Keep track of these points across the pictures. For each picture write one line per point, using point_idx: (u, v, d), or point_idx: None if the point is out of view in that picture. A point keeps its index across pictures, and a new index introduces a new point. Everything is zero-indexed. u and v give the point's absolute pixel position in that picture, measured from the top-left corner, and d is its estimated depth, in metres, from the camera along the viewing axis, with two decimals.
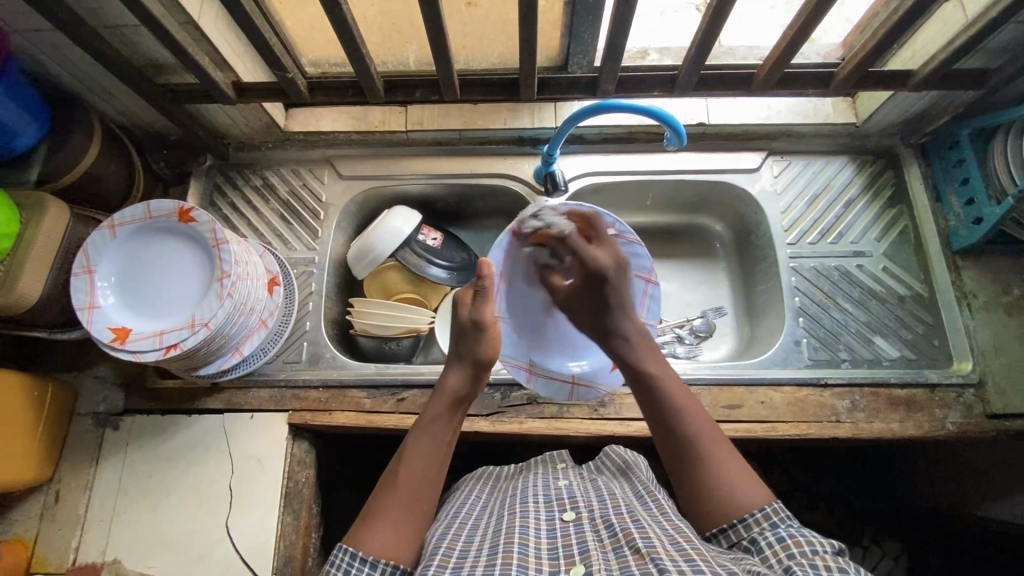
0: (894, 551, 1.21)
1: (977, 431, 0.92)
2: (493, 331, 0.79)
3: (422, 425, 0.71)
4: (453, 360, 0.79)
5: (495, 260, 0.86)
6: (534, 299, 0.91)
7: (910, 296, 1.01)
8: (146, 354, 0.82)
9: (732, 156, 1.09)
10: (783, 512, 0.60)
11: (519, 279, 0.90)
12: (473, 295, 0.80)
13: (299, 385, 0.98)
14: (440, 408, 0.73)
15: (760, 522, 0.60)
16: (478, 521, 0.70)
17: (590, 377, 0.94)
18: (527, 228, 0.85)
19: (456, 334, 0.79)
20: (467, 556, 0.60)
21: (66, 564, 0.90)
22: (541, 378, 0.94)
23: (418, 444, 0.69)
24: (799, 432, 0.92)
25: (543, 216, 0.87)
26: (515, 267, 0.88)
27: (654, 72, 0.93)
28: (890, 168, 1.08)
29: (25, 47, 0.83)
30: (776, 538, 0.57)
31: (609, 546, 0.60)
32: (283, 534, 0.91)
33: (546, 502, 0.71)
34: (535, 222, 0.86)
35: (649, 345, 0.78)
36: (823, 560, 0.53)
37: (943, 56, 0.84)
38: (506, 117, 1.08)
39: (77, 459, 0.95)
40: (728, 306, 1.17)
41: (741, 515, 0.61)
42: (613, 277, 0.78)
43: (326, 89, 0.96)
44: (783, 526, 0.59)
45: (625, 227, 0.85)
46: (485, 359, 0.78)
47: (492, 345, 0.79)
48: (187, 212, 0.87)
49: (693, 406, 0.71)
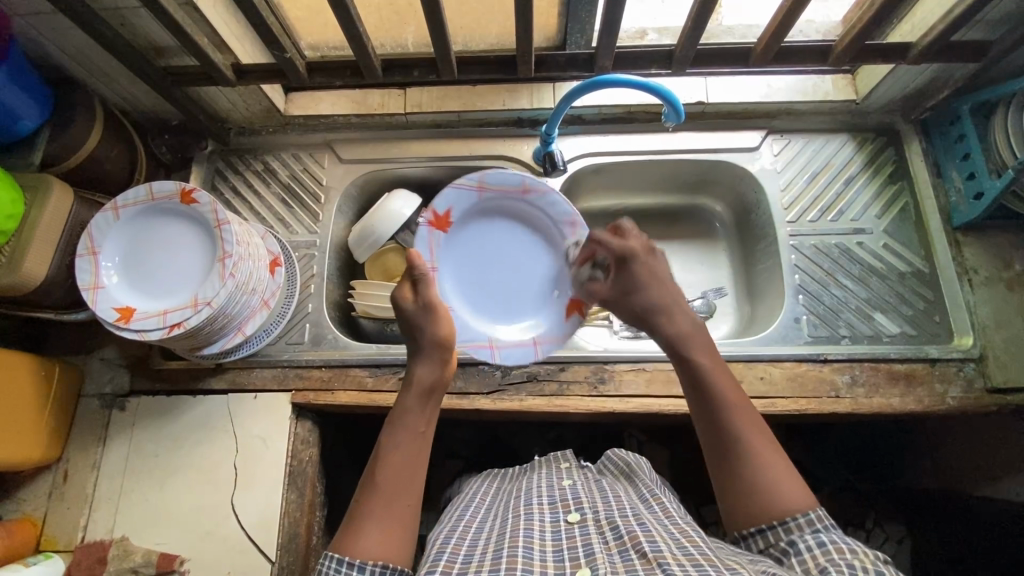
0: (897, 534, 1.20)
1: (978, 405, 0.92)
2: (444, 311, 0.80)
3: (394, 426, 0.70)
4: (415, 353, 0.78)
5: (425, 250, 0.97)
6: (470, 270, 1.01)
7: (910, 273, 1.01)
8: (150, 333, 0.83)
9: (731, 135, 1.09)
10: (827, 521, 0.59)
11: (456, 258, 1.00)
12: (412, 286, 0.81)
13: (302, 365, 0.99)
14: (410, 401, 0.72)
15: (803, 527, 0.59)
16: (483, 524, 0.71)
17: (551, 335, 0.99)
18: (441, 214, 0.97)
19: (407, 323, 0.80)
20: (471, 561, 0.61)
21: (74, 541, 0.92)
22: (504, 348, 0.97)
23: (394, 442, 0.69)
24: (799, 407, 0.92)
25: (454, 198, 0.97)
26: (449, 250, 0.99)
27: (651, 49, 0.93)
28: (891, 145, 1.08)
29: (27, 31, 0.84)
30: (816, 543, 0.57)
31: (614, 548, 0.60)
32: (288, 511, 0.92)
33: (551, 504, 0.72)
34: (449, 205, 0.97)
35: (701, 333, 0.74)
36: (861, 564, 0.53)
37: (941, 28, 0.83)
38: (505, 99, 1.08)
39: (85, 439, 0.96)
40: (728, 286, 1.17)
41: (782, 516, 0.61)
42: (640, 259, 0.81)
43: (325, 70, 0.96)
44: (825, 532, 0.58)
45: (534, 180, 0.99)
46: (444, 338, 0.78)
47: (447, 324, 0.79)
48: (189, 193, 0.88)
49: (743, 399, 0.69)
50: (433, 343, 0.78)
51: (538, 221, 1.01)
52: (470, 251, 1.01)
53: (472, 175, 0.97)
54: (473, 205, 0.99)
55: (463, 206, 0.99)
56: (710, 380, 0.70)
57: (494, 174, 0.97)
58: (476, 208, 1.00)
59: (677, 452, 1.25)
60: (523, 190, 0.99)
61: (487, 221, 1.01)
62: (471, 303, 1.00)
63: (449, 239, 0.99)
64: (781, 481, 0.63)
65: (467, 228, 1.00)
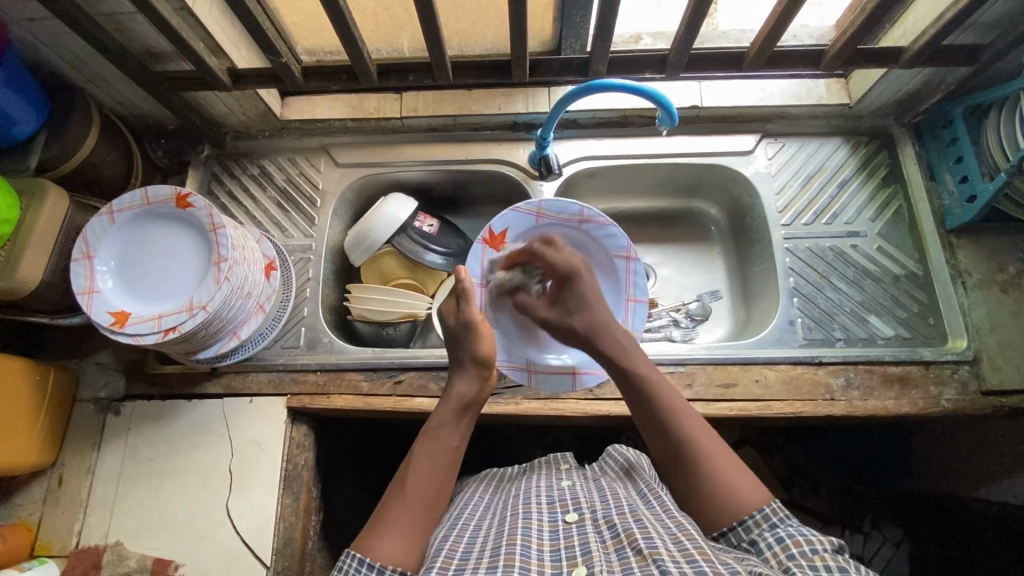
0: (895, 537, 1.24)
1: (972, 408, 0.92)
2: (483, 329, 0.85)
3: (429, 433, 0.74)
4: (456, 367, 0.83)
5: (476, 269, 0.97)
6: None
7: (904, 275, 1.02)
8: (145, 337, 0.83)
9: (725, 139, 1.09)
10: (782, 512, 0.62)
11: (500, 280, 1.00)
12: (454, 303, 0.86)
13: (297, 369, 0.99)
14: (447, 414, 0.76)
15: (760, 523, 0.61)
16: (482, 522, 0.71)
17: (592, 364, 0.97)
18: (497, 233, 0.97)
19: (451, 339, 0.85)
20: (469, 559, 0.61)
21: (69, 547, 0.91)
22: (543, 372, 0.97)
23: (426, 450, 0.73)
24: (794, 410, 0.92)
25: (511, 220, 0.97)
26: (497, 271, 0.99)
27: (645, 54, 0.94)
28: (884, 149, 1.09)
29: (23, 36, 0.84)
30: (775, 538, 0.59)
31: (612, 547, 0.61)
32: (282, 516, 0.92)
33: (549, 504, 0.72)
34: (506, 225, 0.97)
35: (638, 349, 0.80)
36: (823, 561, 0.54)
37: (932, 32, 0.84)
38: (500, 103, 1.09)
39: (80, 444, 0.96)
40: (723, 289, 1.17)
41: (740, 516, 0.63)
42: (582, 275, 0.87)
43: (320, 75, 0.97)
44: (782, 526, 0.60)
45: (593, 211, 0.95)
46: (485, 357, 0.83)
47: (487, 342, 0.84)
48: (184, 197, 0.88)
49: (686, 408, 0.73)
50: (473, 359, 0.82)
51: (593, 251, 0.99)
52: None
53: (532, 201, 0.95)
54: (530, 230, 0.98)
55: (521, 228, 0.98)
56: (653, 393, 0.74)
57: (554, 203, 0.95)
58: (532, 231, 0.98)
59: None
60: (581, 219, 0.96)
61: None
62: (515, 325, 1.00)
63: (499, 259, 0.99)
64: (728, 476, 0.66)
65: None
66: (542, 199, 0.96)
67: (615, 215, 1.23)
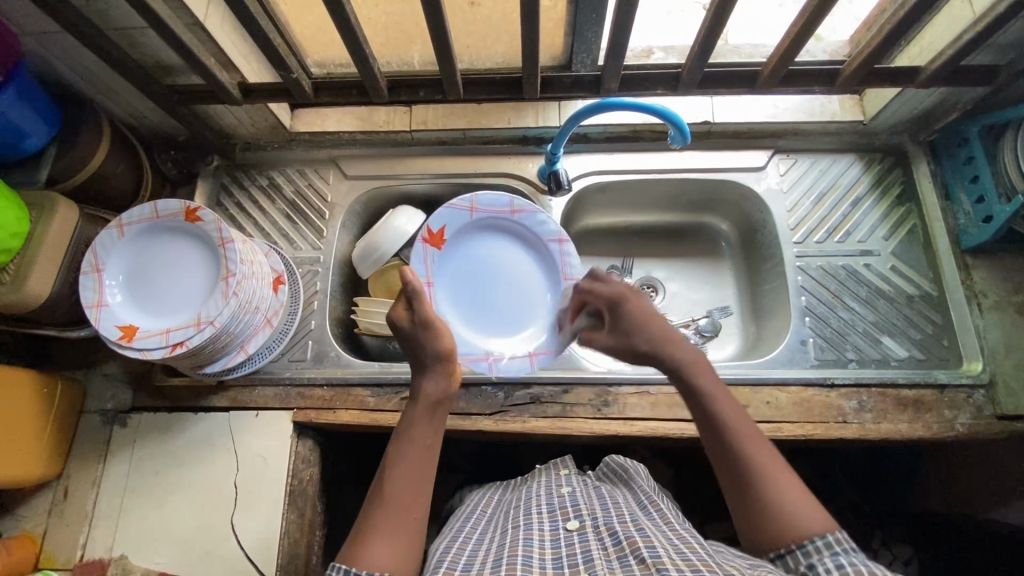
0: (904, 555, 1.19)
1: (987, 432, 0.91)
2: (443, 326, 0.77)
3: (401, 436, 0.70)
4: (418, 368, 0.76)
5: (420, 267, 0.99)
6: (466, 285, 1.02)
7: (918, 295, 1.00)
8: (152, 352, 0.83)
9: (737, 155, 1.08)
10: (846, 543, 0.56)
11: (450, 273, 1.02)
12: (407, 303, 0.77)
13: (304, 383, 0.99)
14: (417, 414, 0.71)
15: (820, 551, 0.56)
16: (482, 535, 0.70)
17: (545, 346, 1.00)
18: (436, 231, 0.99)
19: (407, 344, 0.77)
20: (471, 570, 0.60)
21: (73, 560, 0.91)
22: (502, 360, 0.98)
23: (398, 453, 0.68)
24: (806, 433, 0.91)
25: (448, 216, 0.99)
26: (443, 264, 1.01)
27: (658, 70, 0.93)
28: (898, 166, 1.07)
29: (36, 50, 0.84)
30: (835, 565, 0.54)
31: (614, 554, 0.59)
32: (287, 532, 0.91)
33: (551, 513, 0.71)
34: (444, 223, 0.99)
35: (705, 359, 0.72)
36: None
37: (950, 53, 0.83)
38: (510, 117, 1.09)
39: (86, 456, 0.96)
40: (733, 306, 1.16)
41: (799, 541, 0.58)
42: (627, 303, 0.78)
43: (331, 90, 0.97)
44: (845, 555, 0.55)
45: (522, 201, 1.01)
46: (448, 350, 0.76)
47: (447, 334, 0.77)
48: (193, 212, 0.88)
49: (754, 431, 0.65)
50: (434, 356, 0.76)
51: (527, 238, 1.03)
52: (463, 266, 1.02)
53: (466, 197, 0.99)
54: (465, 224, 1.01)
55: (458, 225, 1.00)
56: (717, 411, 0.67)
57: (484, 197, 1.00)
58: (470, 227, 1.02)
59: (681, 472, 1.23)
60: (512, 210, 1.01)
61: (477, 239, 1.03)
62: (469, 323, 1.01)
63: (444, 256, 1.01)
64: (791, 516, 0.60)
65: (469, 245, 1.02)
66: (473, 194, 1.00)
67: (624, 229, 1.22)
